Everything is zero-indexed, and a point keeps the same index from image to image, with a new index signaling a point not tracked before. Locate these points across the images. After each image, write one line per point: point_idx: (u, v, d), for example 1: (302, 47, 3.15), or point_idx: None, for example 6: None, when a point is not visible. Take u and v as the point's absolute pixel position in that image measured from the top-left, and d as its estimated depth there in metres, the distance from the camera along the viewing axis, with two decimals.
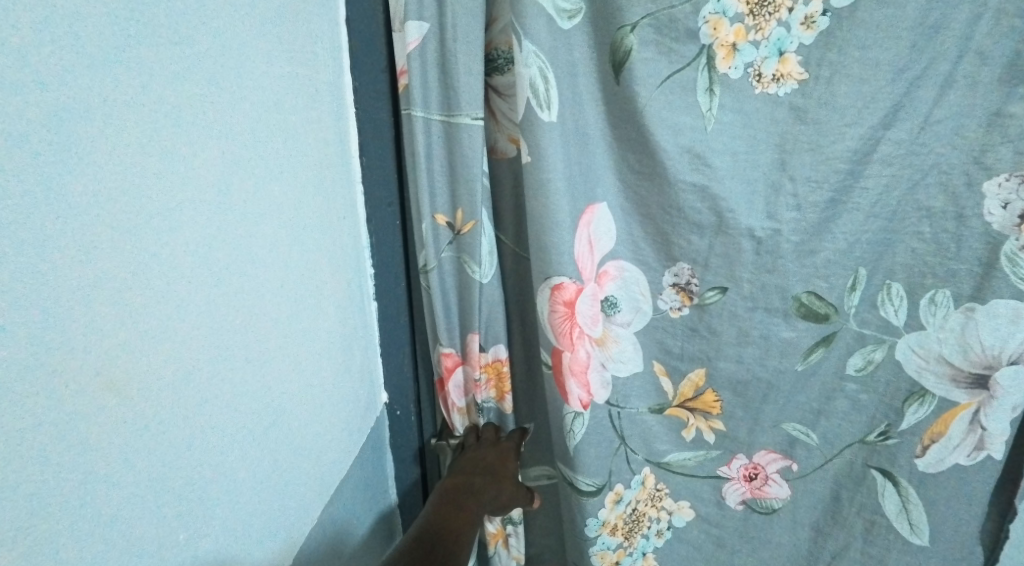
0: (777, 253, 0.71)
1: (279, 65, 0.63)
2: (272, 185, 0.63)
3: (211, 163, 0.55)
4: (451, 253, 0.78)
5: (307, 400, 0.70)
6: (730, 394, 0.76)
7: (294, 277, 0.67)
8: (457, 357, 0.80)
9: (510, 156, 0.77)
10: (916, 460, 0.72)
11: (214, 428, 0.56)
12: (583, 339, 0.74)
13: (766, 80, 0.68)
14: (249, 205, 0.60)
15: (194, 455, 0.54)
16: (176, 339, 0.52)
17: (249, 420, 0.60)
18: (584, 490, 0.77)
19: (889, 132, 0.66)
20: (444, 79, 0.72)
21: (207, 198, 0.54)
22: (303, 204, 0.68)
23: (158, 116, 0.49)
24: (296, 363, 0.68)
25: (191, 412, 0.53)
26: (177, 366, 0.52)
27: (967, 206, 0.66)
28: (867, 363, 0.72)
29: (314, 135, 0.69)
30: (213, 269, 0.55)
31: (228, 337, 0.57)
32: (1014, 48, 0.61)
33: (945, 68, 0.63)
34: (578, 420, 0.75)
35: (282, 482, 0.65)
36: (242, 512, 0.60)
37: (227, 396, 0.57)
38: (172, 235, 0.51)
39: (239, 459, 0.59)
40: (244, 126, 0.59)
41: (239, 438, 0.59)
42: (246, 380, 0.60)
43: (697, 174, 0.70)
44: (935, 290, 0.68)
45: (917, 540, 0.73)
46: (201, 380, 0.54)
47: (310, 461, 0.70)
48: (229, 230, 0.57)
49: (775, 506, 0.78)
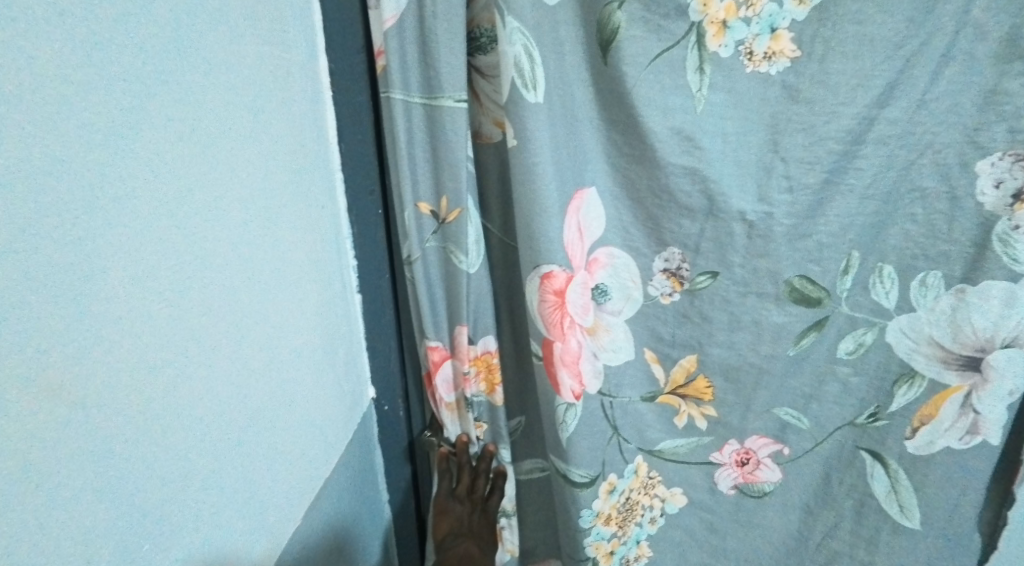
0: (769, 236, 0.69)
1: (249, 42, 0.59)
2: (243, 172, 0.59)
3: (183, 154, 0.52)
4: (436, 243, 0.75)
5: (289, 397, 0.67)
6: (723, 380, 0.74)
7: (273, 268, 0.63)
8: (444, 350, 0.77)
9: (495, 140, 0.73)
10: (906, 442, 0.71)
11: (190, 433, 0.53)
12: (574, 329, 0.72)
13: (758, 58, 0.66)
14: (221, 193, 0.56)
15: (170, 461, 0.51)
16: (147, 341, 0.48)
17: (227, 423, 0.57)
18: (578, 481, 0.75)
19: (883, 111, 0.65)
20: (425, 59, 0.69)
21: (176, 189, 0.51)
22: (275, 190, 0.64)
23: (117, 104, 0.46)
24: (277, 360, 0.65)
25: (165, 415, 0.50)
26: (148, 367, 0.48)
27: (960, 186, 0.65)
28: (858, 346, 0.71)
29: (290, 118, 0.66)
30: (188, 264, 0.52)
31: (204, 338, 0.54)
32: (1012, 22, 0.59)
33: (942, 44, 0.61)
34: (571, 411, 0.73)
35: (265, 482, 0.63)
36: (219, 514, 0.57)
37: (207, 398, 0.54)
38: (136, 228, 0.47)
39: (217, 461, 0.56)
40: (216, 111, 0.55)
41: (220, 445, 0.56)
42: (225, 377, 0.57)
43: (689, 157, 0.68)
44: (926, 272, 0.68)
45: (908, 522, 0.72)
46: (179, 382, 0.51)
47: (295, 458, 0.67)
48: (200, 220, 0.53)
49: (767, 490, 0.77)
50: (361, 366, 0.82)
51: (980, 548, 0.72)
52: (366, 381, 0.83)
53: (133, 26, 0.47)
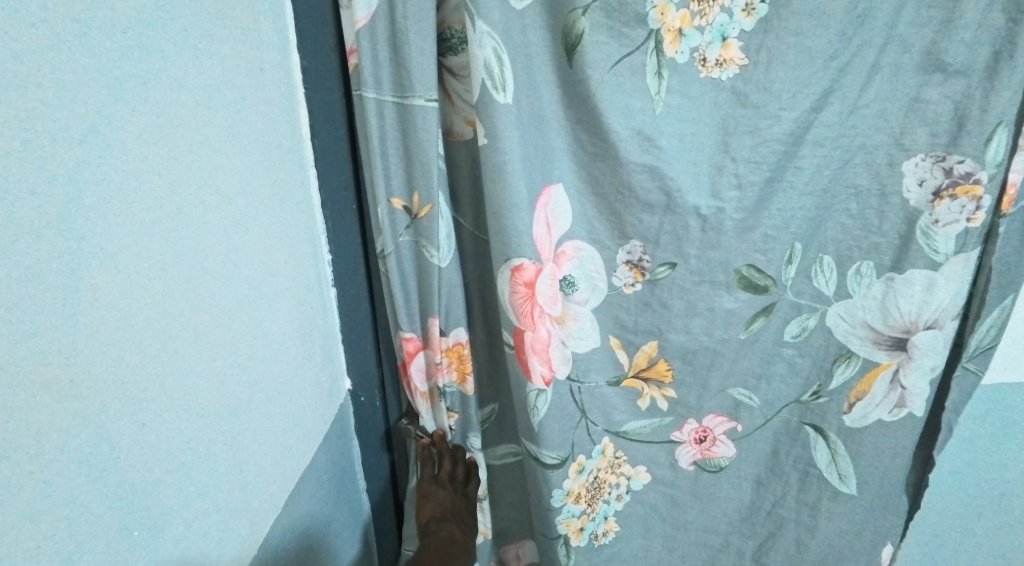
0: (721, 230, 0.75)
1: (224, 40, 0.60)
2: (220, 168, 0.60)
3: (164, 153, 0.53)
4: (409, 237, 0.77)
5: (266, 391, 0.67)
6: (681, 363, 0.80)
7: (249, 264, 0.64)
8: (418, 341, 0.80)
9: (467, 138, 0.76)
10: (844, 416, 0.78)
11: (173, 425, 0.54)
12: (544, 318, 0.76)
13: (710, 65, 0.71)
14: (199, 191, 0.57)
15: (156, 452, 0.52)
16: (132, 335, 0.49)
17: (205, 418, 0.58)
18: (548, 463, 0.79)
19: (821, 115, 0.71)
20: (397, 59, 0.71)
21: (159, 188, 0.52)
22: (252, 186, 0.65)
23: (95, 103, 0.46)
24: (255, 354, 0.65)
25: (147, 409, 0.51)
26: (129, 363, 0.49)
27: (889, 183, 0.73)
28: (802, 329, 0.78)
29: (264, 116, 0.67)
30: (167, 260, 0.53)
31: (183, 336, 0.55)
32: (930, 38, 0.67)
33: (872, 56, 0.69)
34: (541, 396, 0.76)
35: (242, 474, 0.63)
36: (199, 504, 0.57)
37: (187, 393, 0.55)
38: (122, 226, 0.48)
39: (199, 452, 0.57)
40: (195, 109, 0.56)
41: (201, 438, 0.57)
42: (204, 373, 0.57)
43: (648, 155, 0.73)
44: (860, 262, 0.75)
45: (847, 488, 0.79)
46: (163, 376, 0.53)
47: (274, 448, 0.69)
48: (180, 217, 0.54)
49: (722, 464, 0.83)
50: (337, 359, 0.83)
51: (910, 509, 0.80)
52: (342, 374, 0.85)
53: (113, 27, 0.48)
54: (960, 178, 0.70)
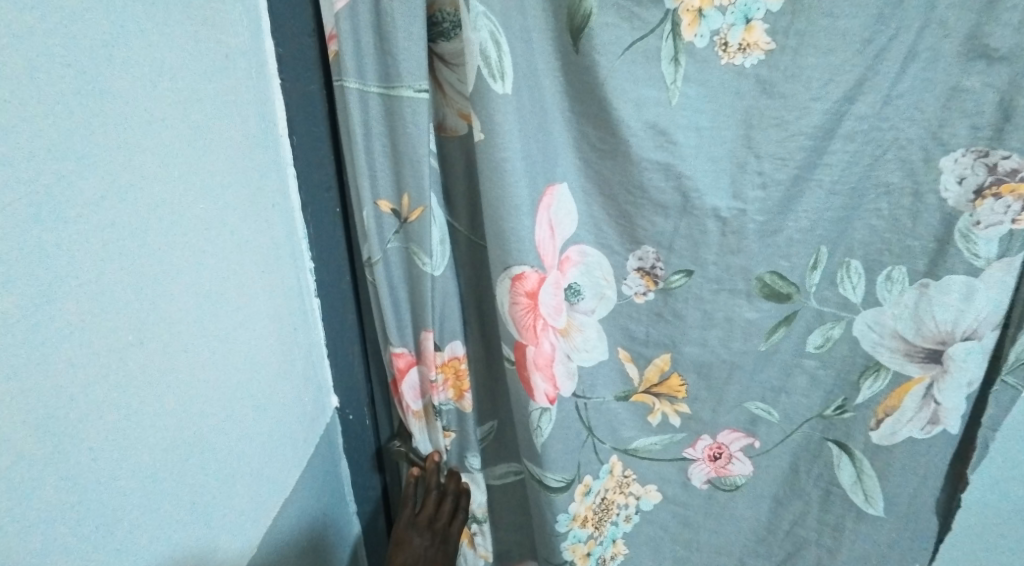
0: (742, 233, 0.68)
1: (184, 26, 0.53)
2: (179, 171, 0.53)
3: (108, 155, 0.46)
4: (398, 243, 0.70)
5: (242, 418, 0.61)
6: (695, 377, 0.74)
7: (217, 277, 0.58)
8: (410, 356, 0.73)
9: (461, 133, 0.69)
10: (870, 432, 0.72)
11: (125, 460, 0.48)
12: (547, 331, 0.69)
13: (732, 50, 0.65)
14: (150, 204, 0.50)
15: (102, 488, 0.47)
16: (70, 363, 0.44)
17: (160, 458, 0.52)
18: (553, 486, 0.72)
19: (853, 106, 0.64)
20: (382, 46, 0.64)
21: (101, 195, 0.46)
22: (219, 190, 0.58)
23: (16, 106, 0.40)
24: (226, 376, 0.59)
25: (91, 442, 0.46)
26: (66, 393, 0.44)
27: (924, 182, 0.66)
28: (826, 340, 0.72)
29: (236, 115, 0.60)
30: (113, 277, 0.47)
31: (127, 371, 0.48)
32: (974, 20, 0.60)
33: (910, 40, 0.61)
34: (545, 416, 0.70)
35: (212, 506, 0.58)
36: (149, 553, 0.51)
37: (144, 424, 0.50)
38: (54, 240, 0.43)
39: (156, 486, 0.51)
40: (147, 104, 0.50)
41: (160, 470, 0.52)
42: (158, 410, 0.51)
43: (663, 152, 0.66)
44: (891, 267, 0.69)
45: (872, 509, 0.73)
46: (111, 406, 0.47)
47: (250, 476, 0.63)
48: (129, 227, 0.48)
49: (738, 483, 0.77)
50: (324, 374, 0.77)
51: (940, 531, 0.74)
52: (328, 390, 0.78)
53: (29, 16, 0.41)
54: (1005, 176, 0.63)
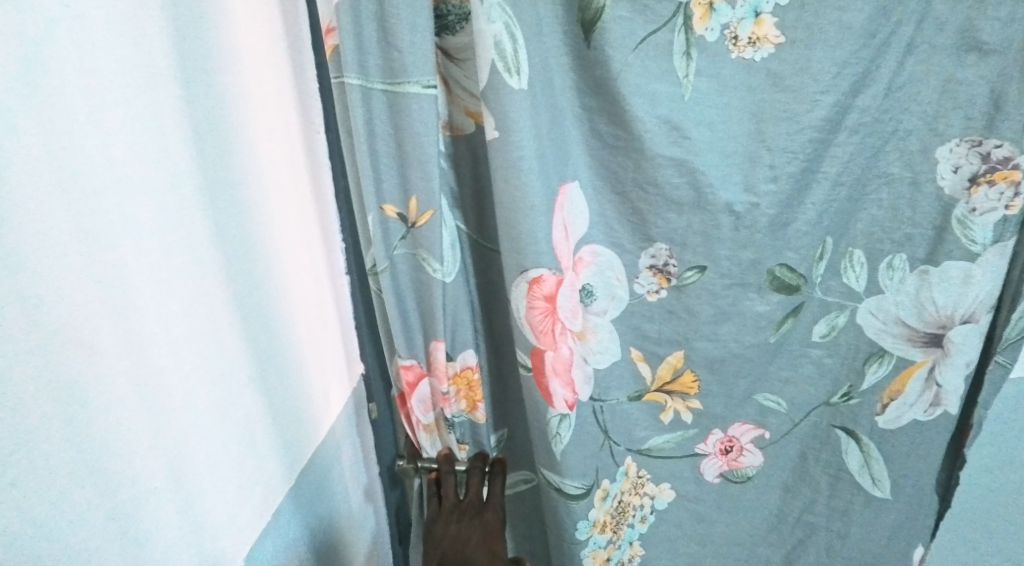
0: (754, 228, 0.68)
1: (239, 37, 0.61)
2: (239, 162, 0.60)
3: (195, 148, 0.54)
4: (405, 249, 0.66)
5: (264, 411, 0.63)
6: (707, 373, 0.74)
7: (266, 254, 0.64)
8: (419, 369, 0.70)
9: (467, 131, 0.66)
10: (876, 418, 0.74)
11: (217, 410, 0.56)
12: (565, 335, 0.67)
13: (742, 44, 0.64)
14: (207, 191, 0.56)
15: (207, 431, 0.54)
16: (185, 323, 0.52)
17: (191, 451, 0.52)
18: (572, 494, 0.71)
19: (859, 99, 0.65)
20: (385, 38, 0.60)
21: (197, 184, 0.54)
22: (265, 177, 0.65)
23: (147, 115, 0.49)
24: (275, 342, 0.65)
25: (196, 393, 0.53)
26: (179, 351, 0.52)
27: (921, 172, 0.68)
28: (831, 329, 0.73)
29: (250, 112, 0.62)
30: (201, 251, 0.55)
31: (191, 342, 0.53)
32: (968, 15, 0.61)
33: (909, 33, 0.63)
34: (565, 422, 0.69)
35: (276, 457, 0.64)
36: (234, 497, 0.57)
37: (225, 379, 0.57)
38: (165, 222, 0.51)
39: (237, 433, 0.58)
40: (218, 106, 0.57)
41: (239, 419, 0.58)
42: (232, 368, 0.58)
43: (677, 148, 0.65)
44: (892, 256, 0.70)
45: (879, 492, 0.76)
46: (207, 362, 0.55)
47: (298, 435, 0.69)
48: (208, 208, 0.56)
49: (749, 474, 0.78)
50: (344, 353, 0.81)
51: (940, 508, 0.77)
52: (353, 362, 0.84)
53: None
54: (998, 164, 0.65)
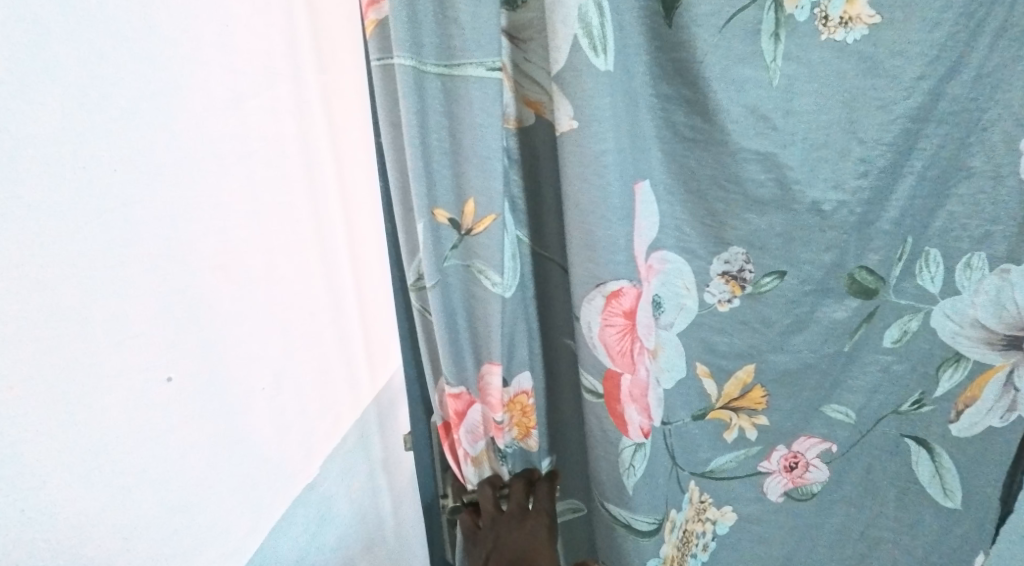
0: (840, 228, 0.62)
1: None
2: (266, 128, 0.54)
3: (195, 114, 0.49)
4: (456, 260, 0.58)
5: (278, 399, 0.58)
6: (777, 387, 0.68)
7: (296, 230, 0.58)
8: (468, 396, 0.61)
9: (528, 123, 0.58)
10: (950, 425, 0.70)
11: (211, 396, 0.51)
12: (643, 354, 0.59)
13: (833, 25, 0.57)
14: (206, 162, 0.50)
15: (198, 419, 0.50)
16: (170, 304, 0.48)
17: (173, 440, 0.48)
18: (643, 530, 0.64)
19: (949, 86, 0.59)
20: (443, 9, 0.51)
21: (195, 152, 0.49)
22: (303, 148, 0.58)
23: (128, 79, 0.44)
24: (301, 324, 0.60)
25: (183, 380, 0.49)
26: (165, 336, 0.47)
27: (1003, 165, 0.61)
28: (903, 333, 0.68)
29: (282, 76, 0.55)
30: (197, 225, 0.49)
31: (180, 325, 0.48)
32: None
33: (1003, 12, 0.56)
34: (640, 452, 0.61)
35: (291, 445, 0.60)
36: (229, 489, 0.53)
37: (222, 363, 0.52)
38: (149, 194, 0.46)
39: (240, 421, 0.54)
40: (236, 65, 0.51)
41: (241, 406, 0.54)
42: (235, 353, 0.53)
43: (764, 140, 0.58)
44: (970, 254, 0.65)
45: (950, 502, 0.72)
46: (200, 347, 0.50)
47: (326, 422, 0.64)
48: (211, 178, 0.50)
49: (814, 490, 0.73)
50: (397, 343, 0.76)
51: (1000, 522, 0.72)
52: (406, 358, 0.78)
53: None
54: None
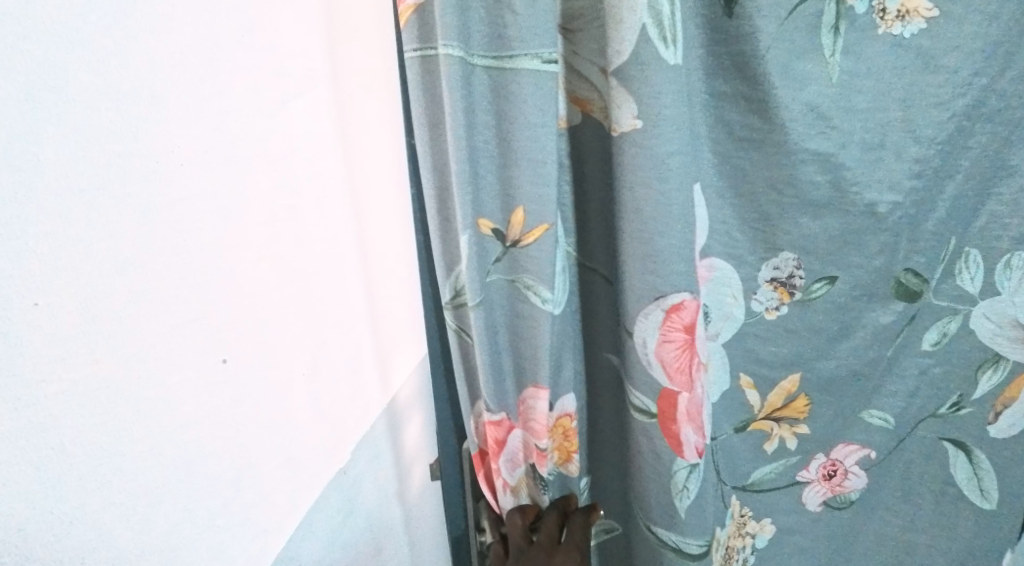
0: (893, 230, 0.59)
1: None
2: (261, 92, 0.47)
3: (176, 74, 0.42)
4: (499, 273, 0.53)
5: (278, 402, 0.51)
6: (821, 395, 0.65)
7: (295, 212, 0.51)
8: (508, 421, 0.56)
9: (577, 123, 0.53)
10: (989, 427, 0.68)
11: (203, 398, 0.45)
12: (700, 370, 0.55)
13: (889, 18, 0.54)
14: (191, 131, 0.42)
15: (186, 422, 0.44)
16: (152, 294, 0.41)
17: (155, 447, 0.42)
18: (694, 554, 0.59)
19: (1003, 80, 0.56)
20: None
21: (178, 119, 0.42)
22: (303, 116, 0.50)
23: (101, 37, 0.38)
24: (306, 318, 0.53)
25: (169, 383, 0.43)
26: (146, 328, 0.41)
27: None
28: (942, 336, 0.65)
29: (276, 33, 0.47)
30: (182, 203, 0.42)
31: (163, 318, 0.42)
32: None
33: None
34: (694, 473, 0.57)
35: (296, 454, 0.54)
36: (224, 500, 0.47)
37: (214, 361, 0.45)
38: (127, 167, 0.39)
39: (235, 425, 0.47)
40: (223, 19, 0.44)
41: (238, 408, 0.48)
42: (230, 351, 0.47)
43: (823, 139, 0.55)
44: (1010, 254, 0.62)
45: (987, 504, 0.70)
46: (188, 343, 0.44)
47: (334, 427, 0.57)
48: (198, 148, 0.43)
49: (852, 498, 0.71)
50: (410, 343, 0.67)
51: None
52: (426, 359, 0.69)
53: None
54: None
